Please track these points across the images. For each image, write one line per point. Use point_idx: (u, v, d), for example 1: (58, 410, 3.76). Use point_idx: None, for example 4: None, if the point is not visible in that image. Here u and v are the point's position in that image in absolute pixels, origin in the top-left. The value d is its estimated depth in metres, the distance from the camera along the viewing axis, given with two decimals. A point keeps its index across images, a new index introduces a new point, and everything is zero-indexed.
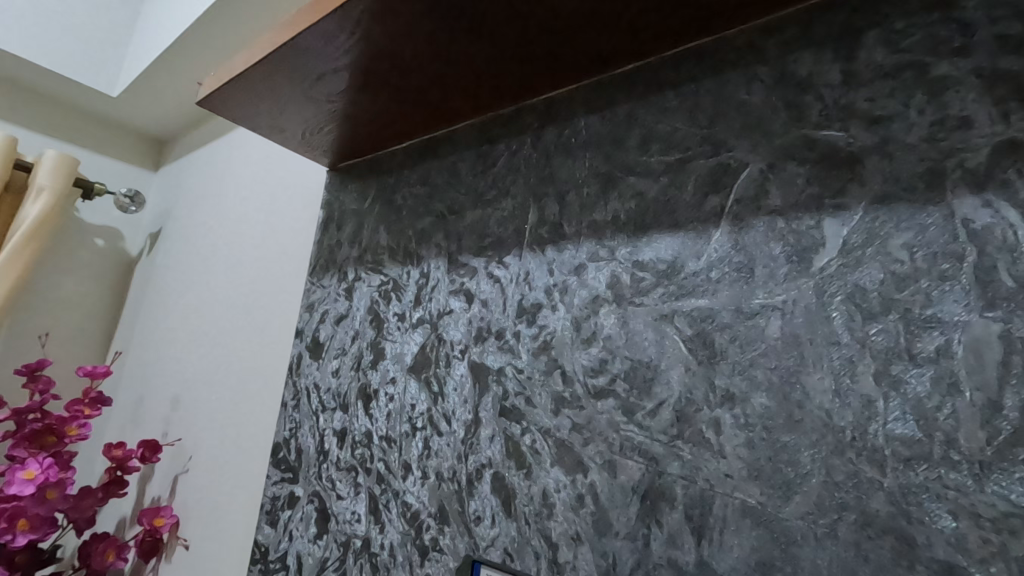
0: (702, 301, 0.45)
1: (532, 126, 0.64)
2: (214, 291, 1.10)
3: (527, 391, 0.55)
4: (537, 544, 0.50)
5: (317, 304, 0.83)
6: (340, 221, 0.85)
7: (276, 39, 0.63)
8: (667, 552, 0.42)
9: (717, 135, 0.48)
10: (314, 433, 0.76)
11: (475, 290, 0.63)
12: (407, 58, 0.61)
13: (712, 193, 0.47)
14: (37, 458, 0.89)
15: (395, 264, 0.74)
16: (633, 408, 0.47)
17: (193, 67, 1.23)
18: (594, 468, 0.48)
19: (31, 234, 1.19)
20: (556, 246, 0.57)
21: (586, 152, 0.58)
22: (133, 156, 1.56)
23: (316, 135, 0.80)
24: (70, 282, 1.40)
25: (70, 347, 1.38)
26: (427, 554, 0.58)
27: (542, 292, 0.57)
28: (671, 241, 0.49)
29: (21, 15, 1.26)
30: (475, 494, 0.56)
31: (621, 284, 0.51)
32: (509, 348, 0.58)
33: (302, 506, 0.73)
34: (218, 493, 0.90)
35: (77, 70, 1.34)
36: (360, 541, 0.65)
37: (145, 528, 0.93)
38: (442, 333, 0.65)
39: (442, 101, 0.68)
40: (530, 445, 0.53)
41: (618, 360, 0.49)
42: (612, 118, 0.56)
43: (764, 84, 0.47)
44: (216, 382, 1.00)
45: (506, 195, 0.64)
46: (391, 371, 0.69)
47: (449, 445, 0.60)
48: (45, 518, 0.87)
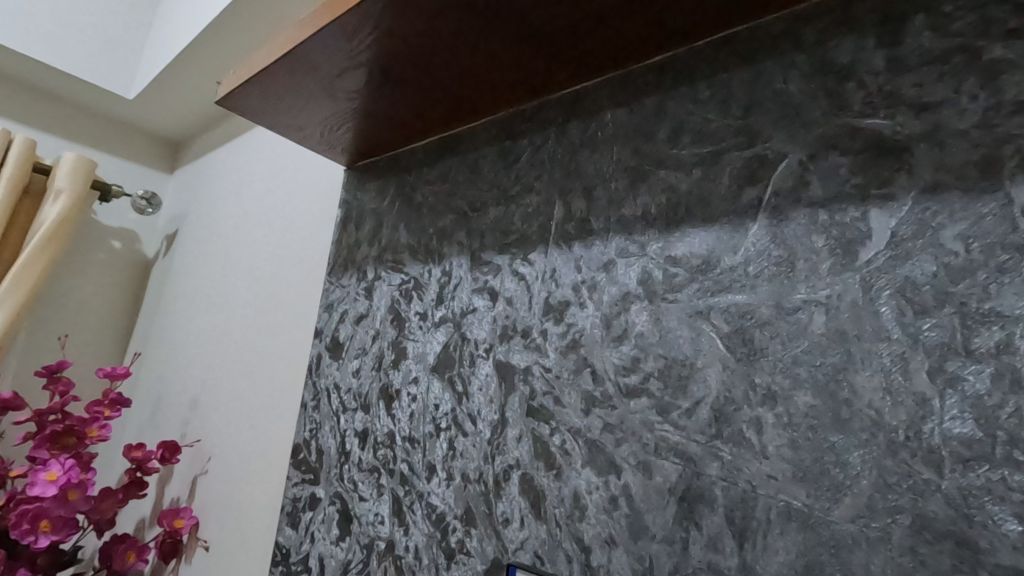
0: (739, 297, 0.44)
1: (556, 120, 0.63)
2: (231, 293, 1.10)
3: (556, 390, 0.54)
4: (569, 547, 0.49)
5: (336, 304, 0.83)
6: (359, 220, 0.85)
7: (296, 36, 0.62)
8: (707, 555, 0.41)
9: (753, 125, 0.47)
10: (335, 433, 0.75)
11: (499, 288, 0.62)
12: (430, 53, 0.60)
13: (748, 185, 0.46)
14: (59, 459, 0.89)
15: (416, 263, 0.73)
16: (668, 408, 0.46)
17: (208, 67, 1.23)
18: (628, 469, 0.47)
19: (50, 236, 1.19)
20: (583, 243, 0.56)
21: (613, 146, 0.56)
22: (149, 158, 1.57)
23: (335, 133, 0.80)
24: (89, 284, 1.41)
25: (88, 348, 1.39)
26: (454, 556, 0.57)
27: (569, 289, 0.55)
28: (705, 236, 0.47)
29: (38, 21, 1.27)
30: (503, 495, 0.55)
31: (653, 280, 0.50)
32: (535, 346, 0.56)
33: (324, 507, 0.72)
34: (238, 493, 0.90)
35: (95, 73, 1.35)
36: (384, 543, 0.64)
37: (165, 530, 0.93)
38: (466, 332, 0.64)
39: (463, 97, 0.67)
40: (560, 446, 0.52)
41: (651, 358, 0.48)
42: (640, 110, 0.55)
43: (802, 72, 0.45)
44: (234, 382, 1.00)
45: (531, 191, 0.63)
46: (413, 371, 0.68)
47: (475, 445, 0.59)
48: (67, 519, 0.87)
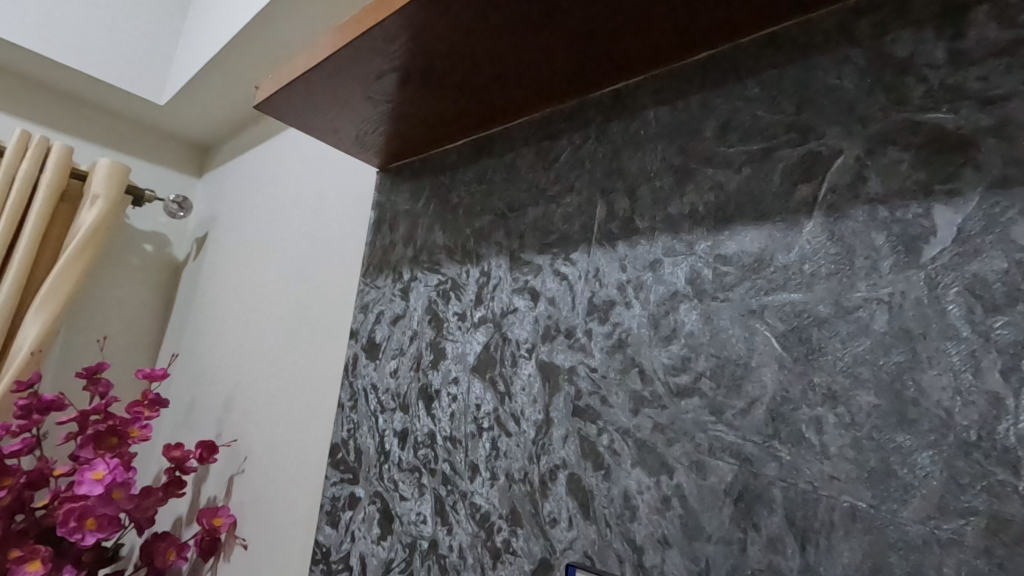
0: (794, 295, 0.44)
1: (596, 119, 0.63)
2: (264, 292, 1.12)
3: (603, 390, 0.53)
4: (620, 547, 0.48)
5: (372, 305, 0.83)
6: (393, 222, 0.85)
7: (338, 40, 0.63)
8: (767, 556, 0.41)
9: (806, 122, 0.46)
10: (373, 433, 0.76)
11: (540, 288, 0.62)
12: (471, 54, 0.61)
13: (802, 182, 0.45)
14: (104, 459, 0.91)
15: (453, 263, 0.74)
16: (722, 408, 0.45)
17: (238, 71, 1.24)
18: (680, 469, 0.46)
19: (87, 240, 1.22)
20: (627, 242, 0.56)
21: (657, 144, 0.56)
22: (179, 163, 1.60)
23: (369, 135, 0.80)
24: (123, 287, 1.44)
25: (125, 349, 1.42)
26: (500, 556, 0.57)
27: (614, 289, 0.55)
28: (757, 234, 0.47)
29: (73, 30, 1.31)
30: (550, 495, 0.55)
31: (702, 279, 0.49)
32: (580, 346, 0.56)
33: (364, 506, 0.73)
34: (277, 490, 0.91)
35: (128, 80, 1.38)
36: (427, 542, 0.65)
37: (205, 528, 0.94)
38: (507, 332, 0.64)
39: (500, 98, 0.68)
40: (608, 446, 0.52)
41: (702, 358, 0.47)
42: (685, 108, 0.55)
43: (857, 66, 0.45)
44: (269, 380, 1.01)
45: (571, 191, 0.63)
46: (453, 371, 0.68)
47: (519, 445, 0.59)
48: (112, 517, 0.89)
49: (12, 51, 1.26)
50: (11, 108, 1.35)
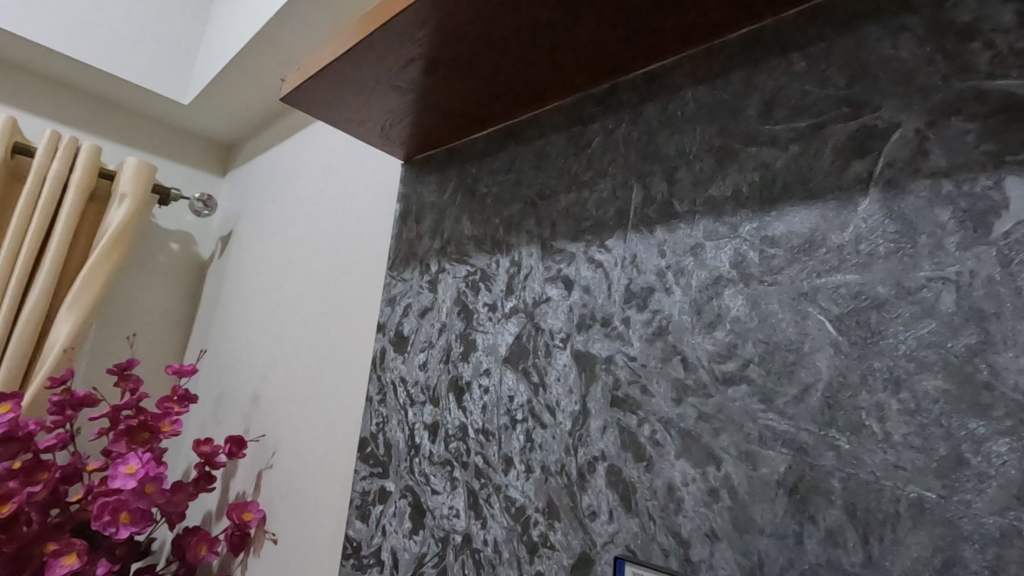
0: (850, 276, 0.41)
1: (630, 102, 0.61)
2: (290, 287, 1.12)
3: (643, 379, 0.52)
4: (664, 541, 0.47)
5: (399, 298, 0.83)
6: (419, 214, 0.84)
7: (365, 27, 0.62)
8: (826, 550, 0.39)
9: (859, 95, 0.44)
10: (403, 427, 0.75)
11: (574, 276, 0.61)
12: (501, 38, 0.59)
13: (856, 158, 0.43)
14: (136, 453, 0.92)
15: (482, 254, 0.72)
16: (772, 395, 0.43)
17: (261, 68, 1.24)
18: (729, 460, 0.44)
19: (116, 238, 1.23)
20: (666, 226, 0.54)
21: (696, 125, 0.54)
22: (203, 162, 1.61)
23: (395, 125, 0.79)
24: (151, 285, 1.45)
25: (153, 347, 1.44)
26: (537, 550, 0.56)
27: (653, 275, 0.54)
28: (807, 214, 0.45)
29: (99, 31, 1.32)
30: (589, 488, 0.53)
31: (748, 263, 0.47)
32: (618, 335, 0.55)
33: (395, 500, 0.72)
34: (307, 484, 0.90)
35: (153, 80, 1.39)
36: (460, 537, 0.63)
37: (235, 522, 0.94)
38: (540, 322, 0.62)
39: (528, 83, 0.66)
40: (650, 437, 0.50)
41: (749, 344, 0.46)
42: (725, 87, 0.53)
43: (914, 35, 0.42)
44: (296, 374, 1.01)
45: (605, 176, 0.61)
46: (484, 362, 0.67)
47: (555, 437, 0.57)
48: (145, 511, 0.89)
49: (41, 53, 1.29)
50: (42, 111, 1.38)
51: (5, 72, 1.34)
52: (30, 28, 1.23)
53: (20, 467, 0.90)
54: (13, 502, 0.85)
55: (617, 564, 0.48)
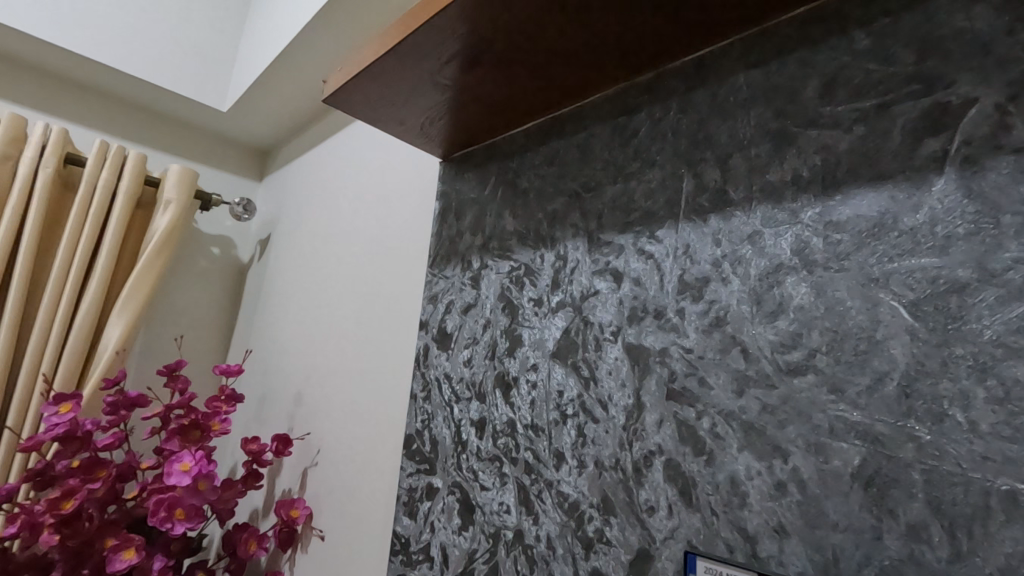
0: (926, 260, 0.40)
1: (678, 90, 0.59)
2: (330, 287, 1.13)
3: (700, 371, 0.50)
4: (729, 536, 0.45)
5: (440, 296, 0.83)
6: (459, 211, 0.85)
7: (408, 25, 0.62)
8: (908, 546, 0.37)
9: (930, 71, 0.42)
10: (449, 423, 0.75)
11: (623, 268, 0.60)
12: (546, 31, 0.58)
13: (928, 136, 0.41)
14: (189, 451, 0.94)
15: (525, 249, 0.72)
16: (843, 385, 0.42)
17: (297, 73, 1.26)
18: (797, 453, 0.43)
19: (163, 242, 1.27)
20: (720, 215, 0.53)
21: (751, 109, 0.53)
22: (241, 168, 1.65)
23: (434, 123, 0.80)
24: (194, 289, 1.49)
25: (200, 348, 1.48)
26: (592, 546, 0.55)
27: (707, 265, 0.52)
28: (875, 198, 0.43)
29: (140, 43, 1.36)
30: (645, 483, 0.52)
31: (811, 249, 0.46)
32: (672, 327, 0.54)
33: (443, 497, 0.72)
34: (353, 480, 0.91)
35: (194, 89, 1.43)
36: (512, 533, 0.63)
37: (283, 519, 0.95)
38: (588, 316, 0.62)
39: (570, 75, 0.65)
40: (710, 430, 0.49)
41: (815, 333, 0.44)
42: (781, 69, 0.51)
43: (990, 6, 0.41)
44: (340, 372, 1.02)
45: (652, 166, 0.60)
46: (531, 357, 0.67)
47: (608, 432, 0.56)
48: (198, 508, 0.92)
49: (85, 65, 1.33)
50: (90, 122, 1.43)
51: (56, 86, 1.39)
52: (77, 42, 1.28)
53: (80, 465, 0.94)
54: (75, 498, 0.89)
55: (688, 559, 0.47)
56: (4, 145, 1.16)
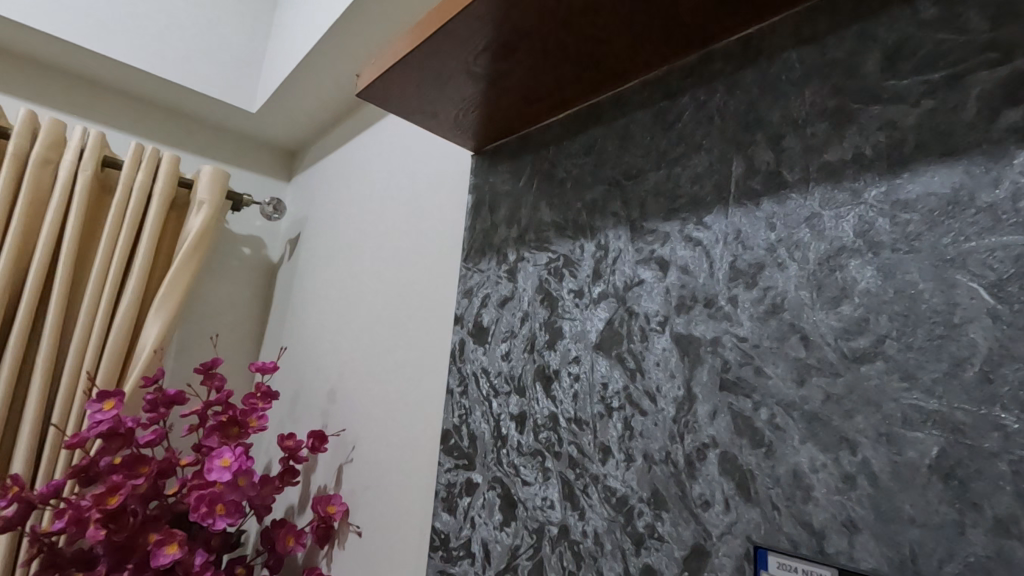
0: (1009, 238, 0.37)
1: (724, 71, 0.58)
2: (362, 282, 1.14)
3: (756, 360, 0.49)
4: (793, 532, 0.44)
5: (476, 290, 0.82)
6: (493, 204, 0.84)
7: (443, 14, 0.61)
8: (996, 541, 0.35)
9: (1007, 38, 0.40)
10: (488, 417, 0.74)
11: (669, 257, 0.58)
12: (586, 16, 0.57)
13: (1007, 108, 0.39)
14: (229, 447, 0.95)
15: (564, 240, 0.71)
16: (916, 372, 0.40)
17: (325, 72, 1.26)
18: (866, 444, 0.41)
19: (196, 243, 1.29)
20: (774, 198, 0.51)
21: (805, 87, 0.50)
22: (270, 168, 1.67)
23: (468, 114, 0.79)
24: (227, 289, 1.51)
25: (234, 346, 1.50)
26: (642, 542, 0.53)
27: (762, 250, 0.50)
28: (947, 174, 0.41)
29: (171, 48, 1.39)
30: (699, 476, 0.50)
31: (876, 230, 0.44)
32: (724, 315, 0.52)
33: (483, 492, 0.72)
34: (390, 476, 0.91)
35: (224, 90, 1.45)
36: (556, 528, 0.62)
37: (321, 515, 0.96)
38: (633, 307, 0.60)
39: (609, 60, 0.64)
40: (769, 421, 0.47)
41: (883, 318, 0.42)
42: (837, 44, 0.49)
43: None
44: (374, 367, 1.02)
45: (698, 150, 0.58)
46: (572, 350, 0.65)
47: (658, 424, 0.55)
48: (237, 503, 0.92)
49: (113, 67, 1.35)
50: (124, 126, 1.46)
51: (92, 92, 1.43)
52: (113, 49, 1.31)
53: (122, 461, 0.95)
54: (120, 494, 0.90)
55: (758, 554, 0.45)
56: (44, 149, 1.18)
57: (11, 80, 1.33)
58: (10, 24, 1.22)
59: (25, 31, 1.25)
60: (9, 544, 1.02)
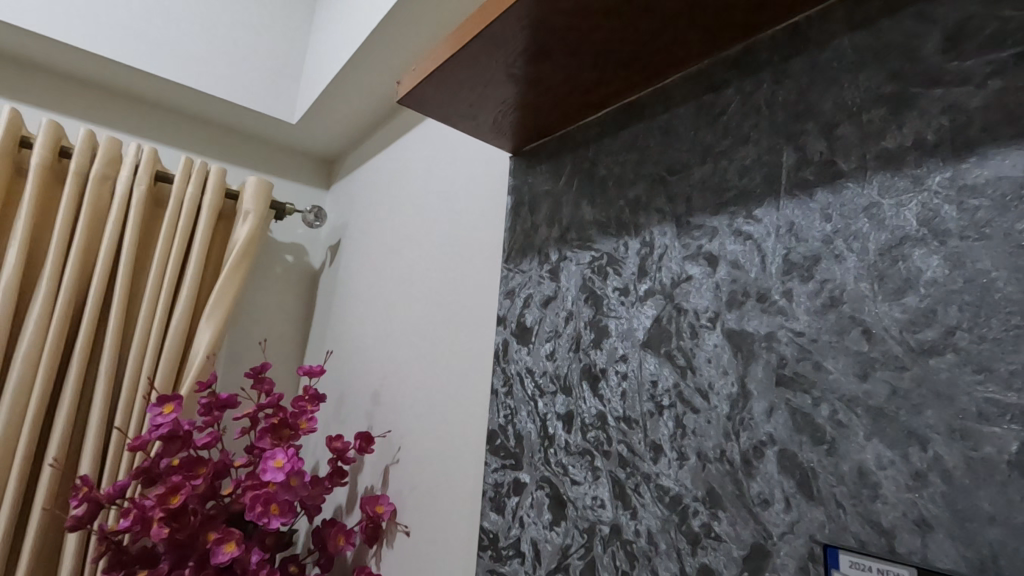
0: None
1: (771, 61, 0.56)
2: (403, 285, 1.16)
3: (815, 355, 0.47)
4: (860, 531, 0.42)
5: (518, 290, 0.82)
6: (533, 204, 0.84)
7: (483, 18, 0.61)
8: None
9: None
10: (534, 417, 0.74)
11: (718, 252, 0.57)
12: (627, 12, 0.57)
13: None
14: (282, 448, 0.98)
15: (607, 238, 0.70)
16: (991, 363, 0.38)
17: (362, 81, 1.29)
18: (938, 440, 0.40)
19: (243, 251, 1.33)
20: (829, 188, 0.49)
21: (859, 73, 0.49)
22: (310, 177, 1.72)
23: (506, 115, 0.79)
24: (273, 295, 1.56)
25: (281, 351, 1.54)
26: (699, 542, 0.53)
27: (817, 242, 0.49)
28: (1019, 156, 0.39)
29: (216, 65, 1.44)
30: (756, 475, 0.49)
31: (942, 218, 0.42)
32: (778, 309, 0.51)
33: (531, 492, 0.72)
34: (437, 477, 0.92)
35: (266, 103, 1.50)
36: (608, 528, 0.61)
37: (369, 515, 0.97)
38: (681, 303, 0.59)
39: (650, 56, 0.63)
40: (830, 418, 0.45)
41: (953, 309, 0.40)
42: (893, 27, 0.48)
43: None
44: (417, 368, 1.04)
45: (746, 142, 0.57)
46: (620, 348, 0.65)
47: (711, 422, 0.54)
48: (290, 503, 0.95)
49: (161, 85, 1.41)
50: (172, 141, 1.52)
51: (141, 110, 1.49)
52: (162, 67, 1.37)
53: (181, 463, 0.99)
54: (181, 494, 0.95)
55: (829, 554, 0.43)
56: (103, 166, 1.25)
57: (68, 101, 1.40)
58: (67, 48, 1.29)
59: (80, 54, 1.31)
60: (79, 542, 1.08)
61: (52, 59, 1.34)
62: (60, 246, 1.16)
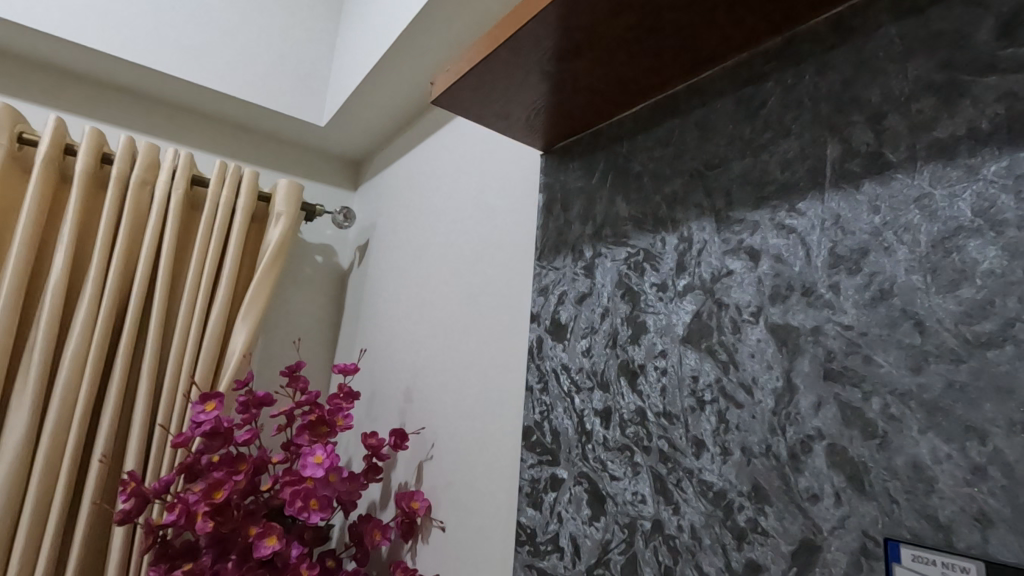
0: None
1: (813, 52, 0.56)
2: (434, 285, 1.17)
3: (864, 349, 0.47)
4: (916, 526, 0.42)
5: (552, 287, 0.83)
6: (566, 201, 0.84)
7: (518, 19, 0.62)
8: None
9: None
10: (571, 414, 0.74)
11: (760, 246, 0.57)
12: (664, 8, 0.57)
13: None
14: (322, 445, 1.01)
15: (643, 234, 0.70)
16: None
17: (389, 83, 1.30)
18: (998, 433, 0.39)
19: (276, 252, 1.36)
20: (877, 180, 0.49)
21: (907, 63, 0.48)
22: (337, 178, 1.75)
23: (538, 113, 0.79)
24: (303, 295, 1.59)
25: (313, 350, 1.57)
26: (745, 536, 0.52)
27: (865, 235, 0.49)
28: None
29: (247, 70, 1.47)
30: (804, 469, 0.49)
31: (999, 208, 0.41)
32: (825, 303, 0.50)
33: (569, 488, 0.72)
34: (472, 473, 0.93)
35: (295, 107, 1.53)
36: (649, 523, 0.62)
37: (405, 511, 0.99)
38: (722, 298, 0.59)
39: (687, 50, 0.63)
40: (882, 412, 0.45)
41: (1011, 300, 0.40)
42: (943, 15, 0.47)
43: None
44: (449, 366, 1.05)
45: (788, 135, 0.56)
46: (658, 344, 0.65)
47: (756, 417, 0.54)
48: (329, 499, 0.97)
49: (194, 92, 1.45)
50: (205, 146, 1.56)
51: (176, 116, 1.54)
52: (195, 74, 1.40)
53: (222, 458, 1.02)
54: (224, 489, 0.97)
55: (889, 547, 0.42)
56: (142, 171, 1.28)
57: (108, 109, 1.45)
58: (107, 58, 1.33)
59: (118, 63, 1.35)
60: (126, 536, 1.12)
61: (92, 68, 1.39)
62: (103, 250, 1.20)
